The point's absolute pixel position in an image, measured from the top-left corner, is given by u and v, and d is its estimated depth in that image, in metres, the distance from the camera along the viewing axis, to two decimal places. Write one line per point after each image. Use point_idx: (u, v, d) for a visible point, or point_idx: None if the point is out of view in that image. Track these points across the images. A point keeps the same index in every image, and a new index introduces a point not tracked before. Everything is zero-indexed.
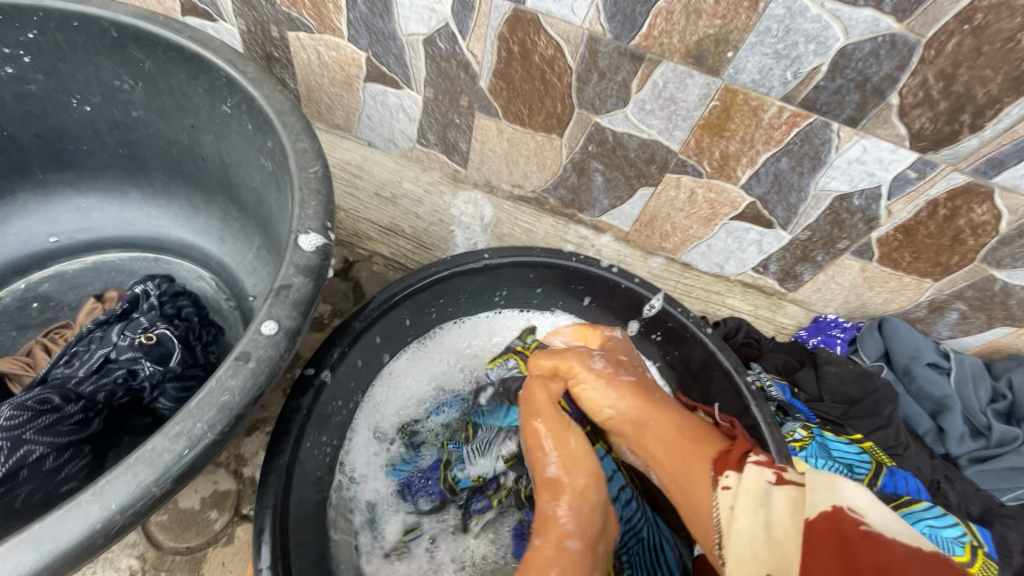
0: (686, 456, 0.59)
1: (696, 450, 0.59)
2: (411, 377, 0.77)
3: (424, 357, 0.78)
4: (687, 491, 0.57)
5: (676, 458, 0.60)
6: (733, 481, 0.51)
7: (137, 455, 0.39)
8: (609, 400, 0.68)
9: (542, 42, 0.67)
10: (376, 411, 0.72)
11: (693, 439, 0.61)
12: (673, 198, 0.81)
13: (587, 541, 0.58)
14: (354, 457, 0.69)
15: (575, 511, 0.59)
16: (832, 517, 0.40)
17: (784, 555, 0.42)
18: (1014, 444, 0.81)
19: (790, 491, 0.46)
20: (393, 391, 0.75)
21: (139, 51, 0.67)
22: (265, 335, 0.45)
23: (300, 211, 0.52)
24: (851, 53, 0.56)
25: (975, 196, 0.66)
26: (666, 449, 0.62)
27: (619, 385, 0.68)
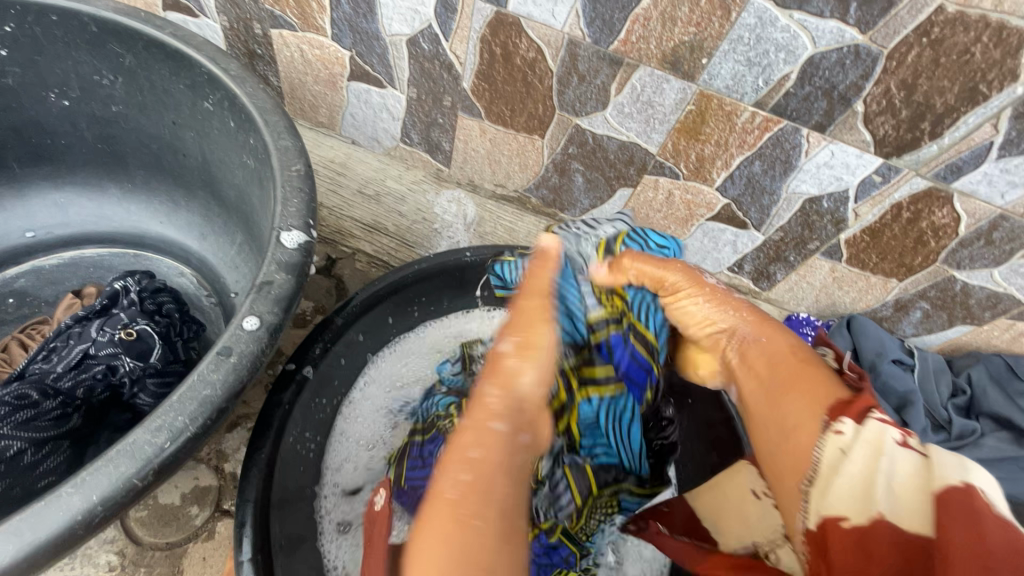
0: (797, 375, 0.44)
1: (808, 373, 0.44)
2: (390, 388, 0.75)
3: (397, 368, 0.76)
4: (777, 423, 0.43)
5: (783, 373, 0.45)
6: (850, 427, 0.38)
7: (120, 448, 0.39)
8: (720, 316, 0.52)
9: (523, 45, 0.68)
10: (357, 426, 0.71)
11: (804, 360, 0.46)
12: (651, 199, 0.83)
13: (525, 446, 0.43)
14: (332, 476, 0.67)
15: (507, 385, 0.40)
16: (962, 490, 0.31)
17: (895, 506, 0.33)
18: (972, 437, 0.85)
19: (916, 459, 0.35)
20: (373, 406, 0.73)
21: (120, 46, 0.66)
22: (246, 330, 0.46)
23: (283, 208, 0.53)
24: (819, 62, 0.59)
25: (935, 201, 0.69)
26: (768, 365, 0.47)
27: (733, 304, 0.52)
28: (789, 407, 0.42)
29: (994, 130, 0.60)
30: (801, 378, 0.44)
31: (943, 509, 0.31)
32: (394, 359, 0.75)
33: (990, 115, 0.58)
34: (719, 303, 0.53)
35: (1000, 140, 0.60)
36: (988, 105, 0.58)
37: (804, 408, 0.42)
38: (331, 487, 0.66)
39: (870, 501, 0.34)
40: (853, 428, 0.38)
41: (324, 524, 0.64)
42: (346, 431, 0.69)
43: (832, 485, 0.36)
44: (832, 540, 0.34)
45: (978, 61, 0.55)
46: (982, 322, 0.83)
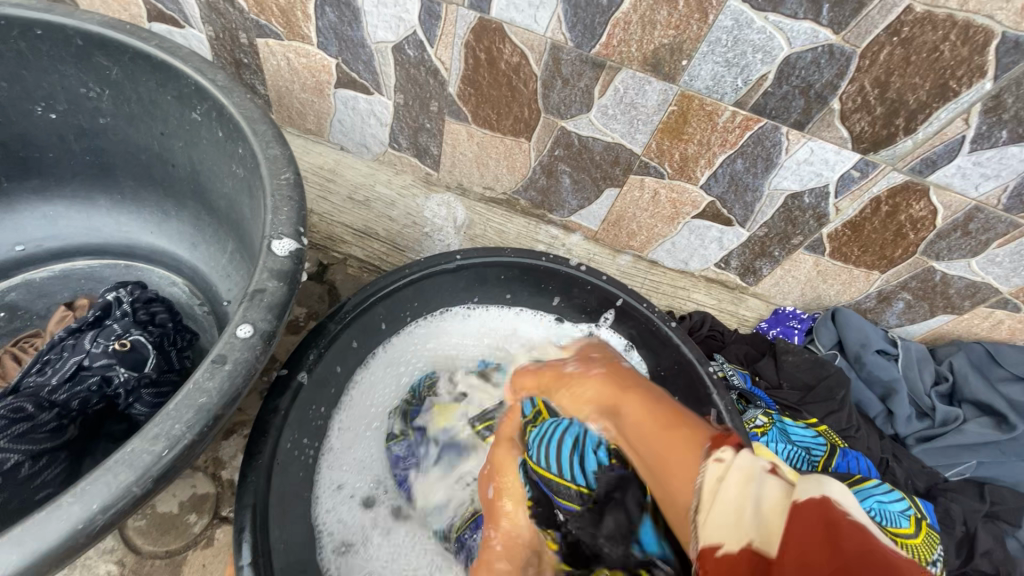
0: (660, 436, 0.43)
1: (673, 437, 0.42)
2: (369, 410, 0.76)
3: (368, 393, 0.76)
4: (659, 479, 0.41)
5: (654, 441, 0.43)
6: (724, 453, 0.38)
7: (117, 457, 0.40)
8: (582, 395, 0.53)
9: (507, 50, 0.70)
10: (345, 451, 0.72)
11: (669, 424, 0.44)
12: (637, 198, 0.85)
13: (521, 563, 0.59)
14: (327, 500, 0.68)
15: (505, 539, 0.60)
16: (820, 504, 0.32)
17: (762, 533, 0.32)
18: (955, 423, 0.87)
19: (778, 483, 0.35)
20: (355, 431, 0.73)
21: (106, 59, 0.67)
22: (240, 338, 0.47)
23: (273, 216, 0.54)
24: (795, 62, 0.60)
25: (912, 194, 0.71)
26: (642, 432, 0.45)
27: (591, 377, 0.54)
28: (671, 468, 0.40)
29: (965, 124, 0.61)
30: (676, 429, 0.43)
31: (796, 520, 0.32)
32: (367, 383, 0.76)
33: (961, 110, 0.60)
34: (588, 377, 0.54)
35: (971, 134, 0.62)
36: (959, 100, 0.59)
37: (684, 447, 0.41)
38: (330, 511, 0.68)
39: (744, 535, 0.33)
40: (727, 453, 0.38)
41: (326, 542, 0.66)
42: (338, 461, 0.70)
43: (711, 512, 0.35)
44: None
45: (948, 58, 0.56)
46: (962, 310, 0.86)
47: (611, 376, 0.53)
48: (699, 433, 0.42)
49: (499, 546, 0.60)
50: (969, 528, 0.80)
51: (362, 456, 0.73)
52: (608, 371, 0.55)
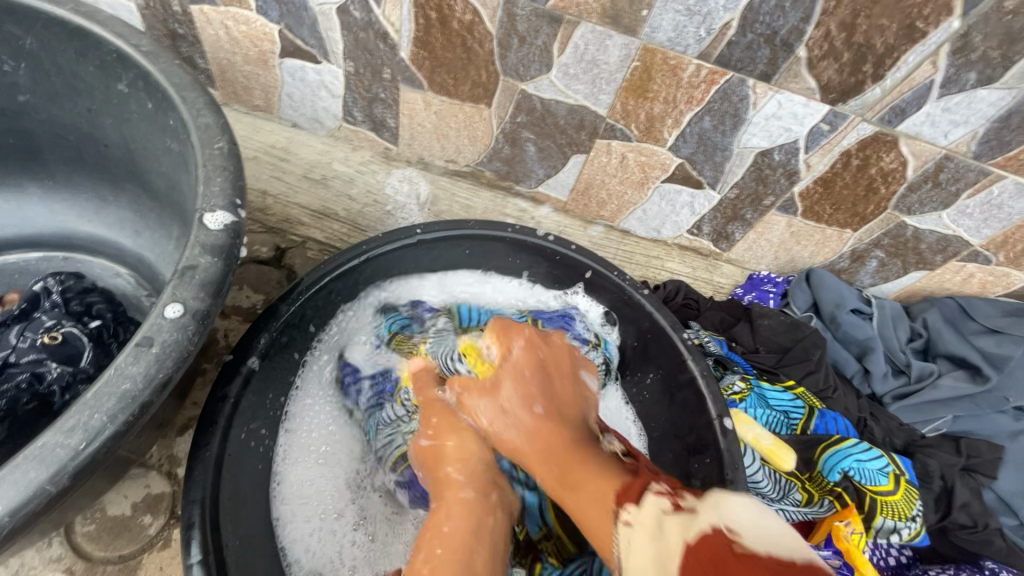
0: (569, 471, 0.50)
1: (592, 481, 0.48)
2: (317, 428, 0.68)
3: (308, 413, 0.68)
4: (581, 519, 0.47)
5: (559, 477, 0.51)
6: (632, 514, 0.42)
7: (28, 453, 0.37)
8: (492, 420, 0.57)
9: (459, 7, 0.65)
10: (300, 477, 0.65)
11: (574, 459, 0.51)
12: (605, 164, 0.82)
13: (481, 489, 0.56)
14: (289, 518, 0.62)
15: (467, 467, 0.57)
16: (710, 545, 0.35)
17: None
18: (931, 378, 0.86)
19: (682, 518, 0.39)
20: (307, 458, 0.66)
21: (17, 27, 0.61)
22: (169, 319, 0.43)
23: (205, 188, 0.50)
24: (758, 7, 0.58)
25: (883, 145, 0.69)
26: (548, 465, 0.52)
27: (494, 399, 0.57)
28: (585, 500, 0.47)
29: (933, 68, 0.59)
30: (588, 470, 0.50)
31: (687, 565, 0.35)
32: (306, 400, 0.68)
33: (929, 52, 0.58)
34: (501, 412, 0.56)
35: (939, 78, 0.60)
36: (927, 42, 0.57)
37: (596, 493, 0.47)
38: (295, 527, 0.62)
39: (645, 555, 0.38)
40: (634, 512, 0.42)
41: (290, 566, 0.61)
42: (294, 495, 0.64)
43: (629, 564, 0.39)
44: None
45: None
46: (934, 265, 0.85)
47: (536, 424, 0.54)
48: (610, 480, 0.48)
49: (448, 527, 0.52)
50: (946, 482, 0.80)
51: (325, 461, 0.67)
52: (512, 386, 0.57)
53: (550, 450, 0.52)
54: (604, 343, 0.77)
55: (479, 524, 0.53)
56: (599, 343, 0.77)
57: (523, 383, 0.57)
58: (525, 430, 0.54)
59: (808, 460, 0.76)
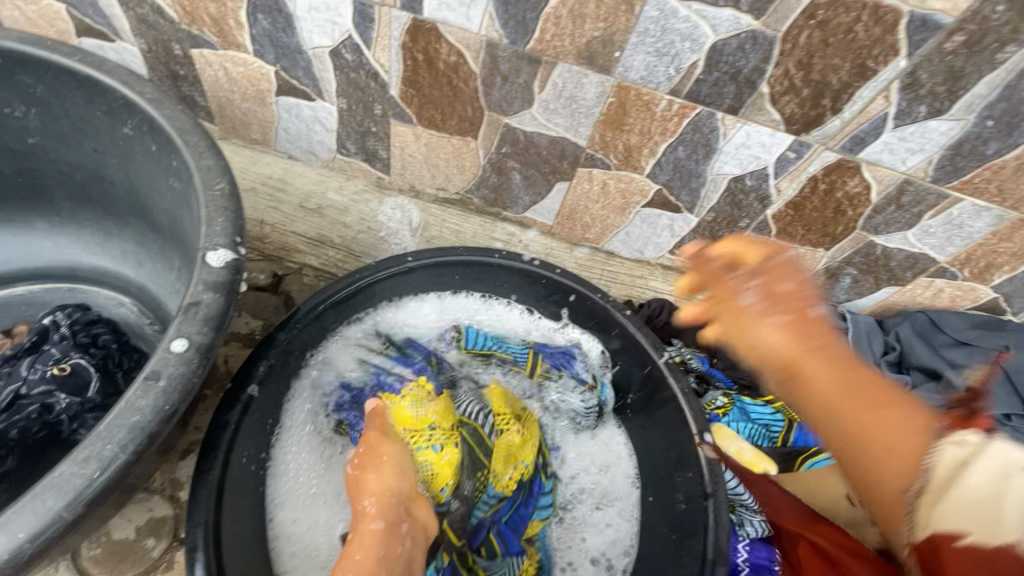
0: (866, 411, 0.47)
1: (892, 414, 0.46)
2: (314, 462, 0.72)
3: (303, 447, 0.71)
4: (882, 429, 0.46)
5: (845, 395, 0.47)
6: (964, 442, 0.42)
7: (45, 483, 0.39)
8: (768, 339, 0.50)
9: (444, 50, 0.70)
10: (295, 509, 0.68)
11: (858, 392, 0.47)
12: (587, 191, 0.86)
13: (393, 519, 0.59)
14: (281, 537, 0.66)
15: (381, 498, 0.61)
16: None
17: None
18: (904, 390, 0.89)
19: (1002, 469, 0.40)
20: (303, 480, 0.70)
21: (28, 76, 0.65)
22: (175, 353, 0.46)
23: (208, 228, 0.53)
24: (721, 48, 0.62)
25: (846, 171, 0.73)
26: (819, 385, 0.48)
27: (764, 320, 0.50)
28: (888, 425, 0.46)
29: (887, 102, 0.64)
30: (888, 410, 0.46)
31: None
32: (302, 432, 0.72)
33: (881, 87, 0.62)
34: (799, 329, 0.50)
35: (893, 110, 0.65)
36: (878, 79, 0.62)
37: (906, 427, 0.45)
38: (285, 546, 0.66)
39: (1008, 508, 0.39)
40: (971, 439, 0.42)
41: None
42: (289, 517, 0.67)
43: (951, 494, 0.41)
44: (948, 559, 0.40)
45: (862, 38, 0.58)
46: (904, 281, 0.89)
47: (791, 347, 0.49)
48: (919, 415, 0.46)
49: (359, 555, 0.56)
50: None
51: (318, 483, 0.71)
52: (792, 320, 0.50)
53: (853, 392, 0.47)
54: (601, 386, 0.80)
55: (388, 546, 0.57)
56: (596, 385, 0.80)
57: (779, 327, 0.50)
58: (788, 351, 0.49)
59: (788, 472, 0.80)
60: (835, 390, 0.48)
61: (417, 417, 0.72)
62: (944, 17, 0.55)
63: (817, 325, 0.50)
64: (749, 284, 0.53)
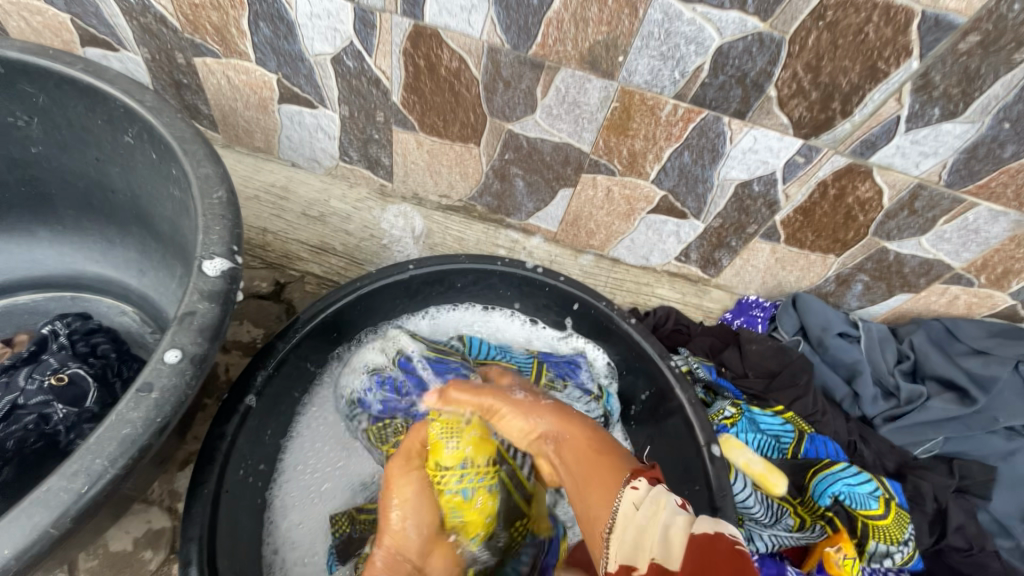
0: (592, 465, 0.50)
1: (602, 466, 0.50)
2: (317, 476, 0.70)
3: (305, 462, 0.70)
4: (583, 501, 0.48)
5: (582, 465, 0.51)
6: (634, 491, 0.45)
7: (33, 498, 0.39)
8: (534, 424, 0.57)
9: (445, 56, 0.69)
10: (296, 524, 0.67)
11: (600, 450, 0.52)
12: (592, 197, 0.84)
13: (400, 571, 0.56)
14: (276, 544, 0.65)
15: (393, 542, 0.57)
16: (715, 537, 0.38)
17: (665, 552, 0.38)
18: (920, 400, 0.87)
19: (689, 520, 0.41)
20: (301, 485, 0.69)
21: (31, 86, 0.65)
22: (168, 364, 0.45)
23: (204, 236, 0.52)
24: (727, 51, 0.61)
25: (857, 175, 0.71)
26: (574, 455, 0.53)
27: (538, 410, 0.58)
28: (592, 501, 0.47)
29: (899, 104, 0.62)
30: (608, 456, 0.50)
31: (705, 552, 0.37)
32: (305, 447, 0.71)
33: (893, 90, 0.61)
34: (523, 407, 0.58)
35: (905, 113, 0.63)
36: (889, 81, 0.60)
37: (606, 494, 0.46)
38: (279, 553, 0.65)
39: (648, 554, 0.39)
40: (633, 494, 0.45)
41: None
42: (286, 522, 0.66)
43: (624, 539, 0.41)
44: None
45: (873, 40, 0.57)
46: (919, 288, 0.87)
47: (561, 428, 0.56)
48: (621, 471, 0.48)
49: None
50: (940, 504, 0.80)
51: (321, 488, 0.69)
52: (556, 406, 0.58)
53: (582, 452, 0.52)
54: (607, 397, 0.78)
55: None
56: (602, 396, 0.78)
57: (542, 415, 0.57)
58: (558, 428, 0.56)
59: (799, 486, 0.77)
60: (579, 465, 0.51)
61: (450, 453, 0.61)
62: (957, 17, 0.53)
63: (581, 420, 0.57)
64: (515, 385, 0.63)
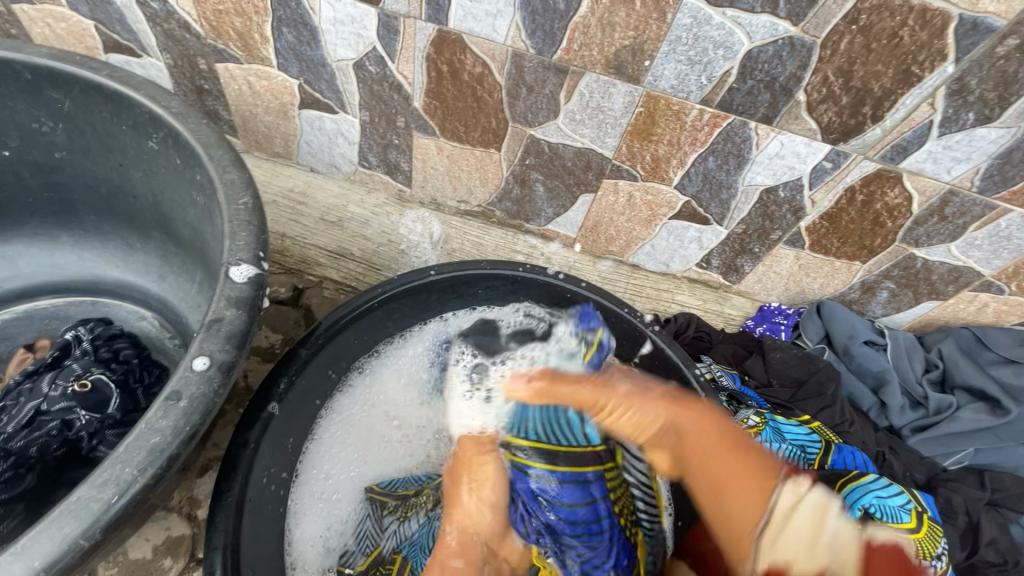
0: (726, 456, 0.51)
1: (744, 462, 0.50)
2: (333, 475, 0.70)
3: (324, 459, 0.69)
4: (712, 492, 0.50)
5: (711, 449, 0.52)
6: (799, 487, 0.46)
7: (62, 508, 0.38)
8: (645, 412, 0.58)
9: (469, 61, 0.69)
10: (310, 527, 0.66)
11: (728, 441, 0.52)
12: (613, 203, 0.84)
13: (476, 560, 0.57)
14: (298, 542, 0.65)
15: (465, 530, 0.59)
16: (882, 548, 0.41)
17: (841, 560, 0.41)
18: (949, 411, 0.86)
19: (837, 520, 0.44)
20: (321, 485, 0.68)
21: (57, 92, 0.65)
22: (197, 371, 0.45)
23: (231, 242, 0.52)
24: (756, 56, 0.60)
25: (886, 181, 0.70)
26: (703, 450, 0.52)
27: (650, 398, 0.59)
28: (727, 493, 0.49)
29: (932, 109, 0.61)
30: (747, 456, 0.50)
31: (869, 563, 0.41)
32: (323, 448, 0.69)
33: (926, 94, 0.60)
34: (636, 397, 0.59)
35: (938, 118, 0.62)
36: (923, 85, 0.59)
37: (748, 480, 0.48)
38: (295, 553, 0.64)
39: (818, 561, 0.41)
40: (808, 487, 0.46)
41: None
42: (307, 520, 0.66)
43: (781, 532, 0.44)
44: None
45: (908, 44, 0.56)
46: (946, 296, 0.85)
47: (671, 418, 0.56)
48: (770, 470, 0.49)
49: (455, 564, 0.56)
50: (971, 518, 0.78)
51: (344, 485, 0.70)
52: (670, 395, 0.58)
53: (699, 435, 0.54)
54: None
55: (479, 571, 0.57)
56: None
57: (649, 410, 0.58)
58: (671, 416, 0.56)
59: None
60: (696, 444, 0.53)
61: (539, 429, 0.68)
62: (996, 20, 0.52)
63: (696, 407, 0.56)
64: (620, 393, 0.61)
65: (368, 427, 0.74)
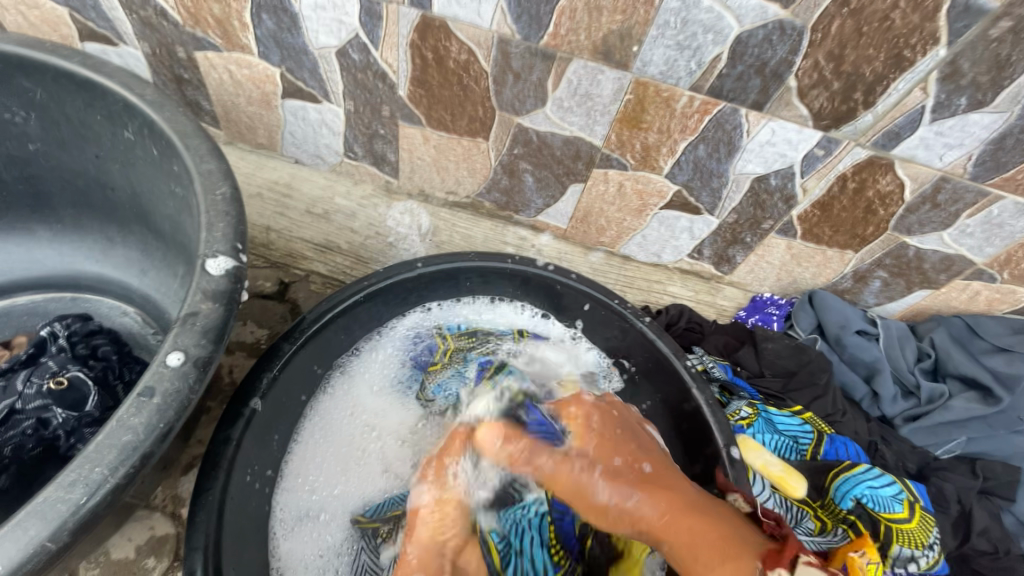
0: (706, 537, 0.49)
1: (719, 537, 0.49)
2: (319, 488, 0.68)
3: (307, 472, 0.68)
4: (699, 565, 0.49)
5: (686, 528, 0.51)
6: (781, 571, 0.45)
7: (29, 510, 0.37)
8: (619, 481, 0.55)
9: (454, 47, 0.67)
10: (297, 546, 0.64)
11: (706, 518, 0.51)
12: (603, 193, 0.82)
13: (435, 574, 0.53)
14: (288, 557, 0.64)
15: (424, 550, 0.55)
16: None
17: None
18: (942, 400, 0.86)
19: None
20: (305, 499, 0.67)
21: (28, 81, 0.63)
22: (171, 367, 0.43)
23: (207, 234, 0.50)
24: (746, 40, 0.59)
25: (878, 168, 0.69)
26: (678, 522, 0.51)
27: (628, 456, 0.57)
28: (706, 562, 0.48)
29: (924, 94, 0.60)
30: (721, 542, 0.49)
31: None
32: (307, 457, 0.68)
33: (919, 79, 0.59)
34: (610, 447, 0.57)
35: (930, 103, 0.60)
36: (916, 70, 0.58)
37: (723, 554, 0.48)
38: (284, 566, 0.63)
39: None
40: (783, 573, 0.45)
41: None
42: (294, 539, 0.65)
43: None
44: None
45: (899, 27, 0.55)
46: (939, 285, 0.84)
47: (643, 492, 0.54)
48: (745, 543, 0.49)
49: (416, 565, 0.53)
50: (962, 506, 0.78)
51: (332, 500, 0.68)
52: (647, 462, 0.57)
53: (670, 504, 0.53)
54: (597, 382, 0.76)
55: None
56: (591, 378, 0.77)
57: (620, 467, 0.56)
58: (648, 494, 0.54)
59: (819, 487, 0.75)
60: (679, 523, 0.52)
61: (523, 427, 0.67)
62: (989, 1, 0.51)
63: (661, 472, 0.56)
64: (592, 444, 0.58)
65: (349, 437, 0.72)
